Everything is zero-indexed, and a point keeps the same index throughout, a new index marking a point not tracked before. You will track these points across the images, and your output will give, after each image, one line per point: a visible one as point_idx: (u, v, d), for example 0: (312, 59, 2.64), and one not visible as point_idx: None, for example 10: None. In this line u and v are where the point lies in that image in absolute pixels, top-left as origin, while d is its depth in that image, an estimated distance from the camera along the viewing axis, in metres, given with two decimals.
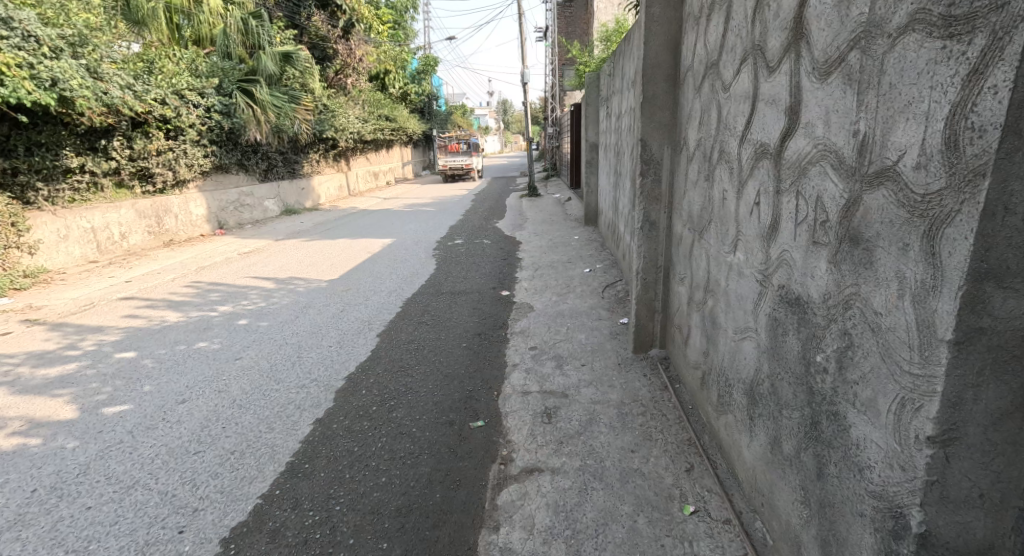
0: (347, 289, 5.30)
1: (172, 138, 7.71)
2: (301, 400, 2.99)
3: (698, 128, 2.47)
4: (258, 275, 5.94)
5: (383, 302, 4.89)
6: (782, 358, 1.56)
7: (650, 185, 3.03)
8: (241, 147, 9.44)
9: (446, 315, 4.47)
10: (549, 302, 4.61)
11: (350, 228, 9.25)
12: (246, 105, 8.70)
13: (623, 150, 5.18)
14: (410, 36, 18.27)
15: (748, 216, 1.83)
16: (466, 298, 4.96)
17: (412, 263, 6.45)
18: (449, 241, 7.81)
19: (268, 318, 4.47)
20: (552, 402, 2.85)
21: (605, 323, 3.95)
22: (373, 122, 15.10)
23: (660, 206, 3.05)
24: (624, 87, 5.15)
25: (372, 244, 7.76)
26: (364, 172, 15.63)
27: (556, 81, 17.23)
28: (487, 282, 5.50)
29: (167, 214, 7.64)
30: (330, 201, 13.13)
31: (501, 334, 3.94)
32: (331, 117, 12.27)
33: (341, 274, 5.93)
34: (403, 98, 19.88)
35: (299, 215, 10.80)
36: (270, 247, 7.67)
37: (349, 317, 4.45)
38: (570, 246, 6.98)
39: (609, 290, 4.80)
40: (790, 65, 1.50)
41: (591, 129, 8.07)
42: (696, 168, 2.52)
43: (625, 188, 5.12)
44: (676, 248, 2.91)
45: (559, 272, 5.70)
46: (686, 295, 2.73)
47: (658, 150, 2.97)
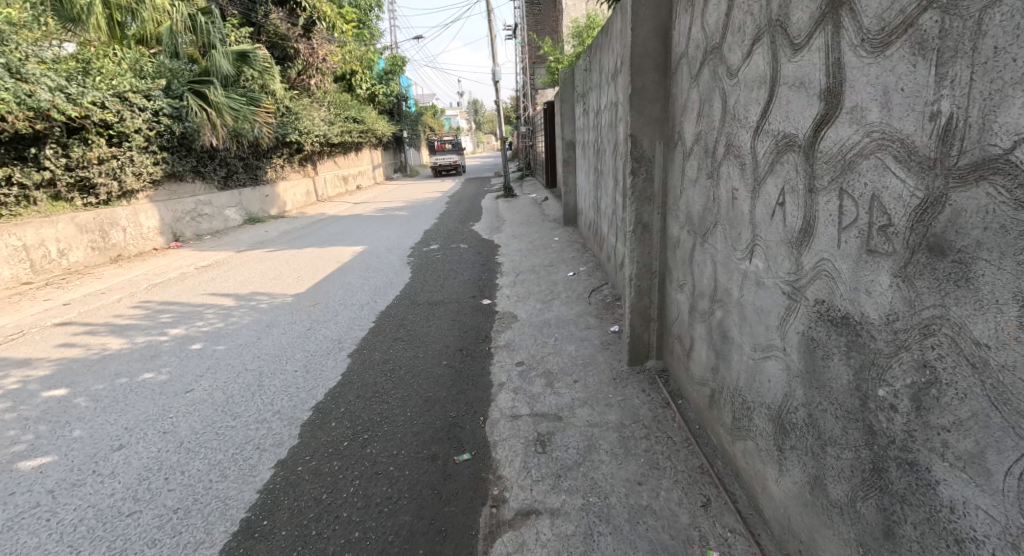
0: (315, 304, 4.95)
1: (116, 145, 7.17)
2: (261, 439, 2.70)
3: (697, 121, 2.23)
4: (217, 291, 5.54)
5: (355, 317, 4.55)
6: (822, 386, 1.32)
7: (642, 183, 2.79)
8: (196, 153, 8.92)
9: (424, 329, 4.17)
10: (532, 311, 4.36)
11: (318, 236, 8.85)
12: (200, 108, 8.20)
13: (605, 148, 4.95)
14: (375, 35, 17.80)
15: (769, 220, 1.58)
16: (444, 309, 4.67)
17: (385, 273, 6.11)
18: (424, 247, 7.48)
19: (227, 341, 4.11)
20: (545, 427, 2.60)
21: (594, 332, 3.72)
22: (340, 125, 14.62)
23: (653, 207, 2.82)
24: (603, 81, 4.92)
25: (342, 253, 7.38)
26: (332, 177, 15.12)
27: (527, 80, 17.05)
28: (466, 291, 5.21)
29: (114, 227, 7.12)
30: (297, 208, 12.65)
31: (484, 349, 3.67)
32: (293, 121, 11.78)
33: (308, 287, 5.55)
34: (370, 100, 19.44)
35: (263, 224, 10.30)
36: (231, 260, 7.24)
37: (318, 336, 4.11)
38: (550, 249, 6.75)
39: (596, 295, 4.56)
40: (823, 41, 1.24)
41: (567, 127, 7.83)
42: (696, 164, 2.28)
43: (608, 187, 4.89)
44: (674, 252, 2.68)
45: (541, 277, 5.44)
46: (687, 304, 2.50)
47: (650, 146, 2.73)
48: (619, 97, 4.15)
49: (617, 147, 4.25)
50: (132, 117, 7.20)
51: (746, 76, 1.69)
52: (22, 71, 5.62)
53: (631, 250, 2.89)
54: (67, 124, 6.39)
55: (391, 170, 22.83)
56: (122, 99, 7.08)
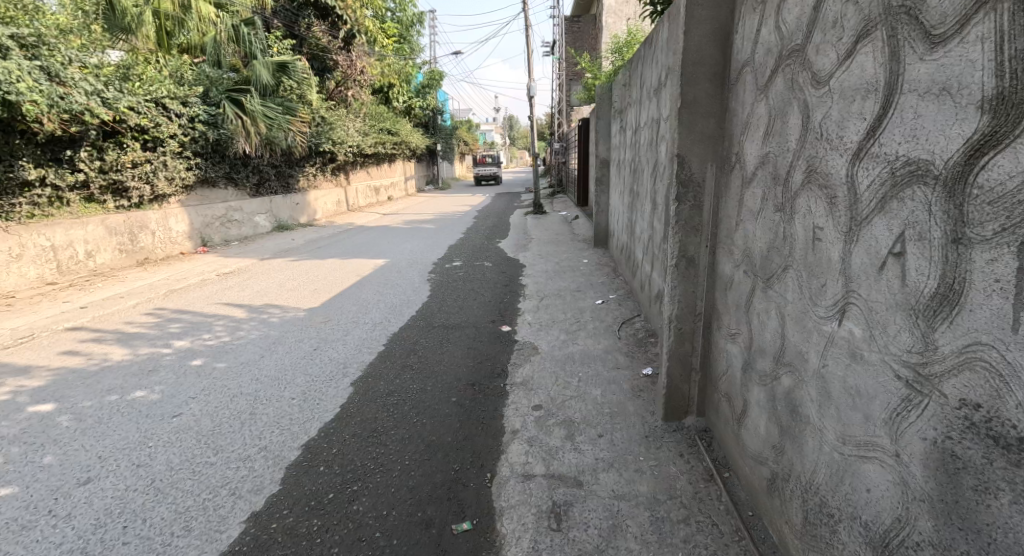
0: (326, 321, 4.65)
1: (151, 150, 7.13)
2: (239, 483, 2.34)
3: (762, 142, 1.85)
4: (231, 300, 5.31)
5: (365, 338, 4.23)
6: (976, 530, 0.92)
7: (689, 210, 2.39)
8: (229, 160, 8.88)
9: (436, 358, 3.81)
10: (555, 343, 3.96)
11: (343, 247, 8.67)
12: (236, 117, 8.06)
13: (643, 168, 4.57)
14: (415, 49, 17.84)
15: (873, 275, 1.18)
16: (461, 335, 4.30)
17: (404, 290, 5.79)
18: (447, 263, 7.17)
19: (228, 358, 3.69)
20: (562, 493, 2.21)
21: (623, 373, 3.31)
22: (374, 136, 14.58)
23: (699, 239, 2.43)
24: (644, 96, 4.54)
25: (364, 265, 7.13)
26: (364, 187, 15.08)
27: (563, 96, 16.82)
28: (486, 315, 4.84)
29: (143, 230, 7.06)
30: (327, 216, 12.59)
31: (500, 386, 3.28)
32: (328, 130, 11.71)
33: (322, 301, 5.28)
34: (406, 112, 19.50)
35: (291, 231, 10.20)
36: (252, 268, 7.07)
37: (322, 357, 3.78)
38: (578, 272, 6.36)
39: (626, 330, 4.15)
40: (989, 28, 0.87)
41: (602, 145, 7.45)
42: (758, 193, 1.89)
43: (644, 211, 4.49)
44: (724, 294, 2.28)
45: (567, 304, 5.03)
46: (740, 360, 2.09)
47: (699, 169, 2.35)
48: (662, 113, 3.76)
49: (657, 167, 3.86)
50: (167, 123, 7.14)
51: (842, 85, 1.31)
52: (62, 74, 5.50)
53: (670, 288, 2.49)
54: (102, 127, 6.33)
55: (423, 181, 22.81)
56: (158, 104, 7.00)
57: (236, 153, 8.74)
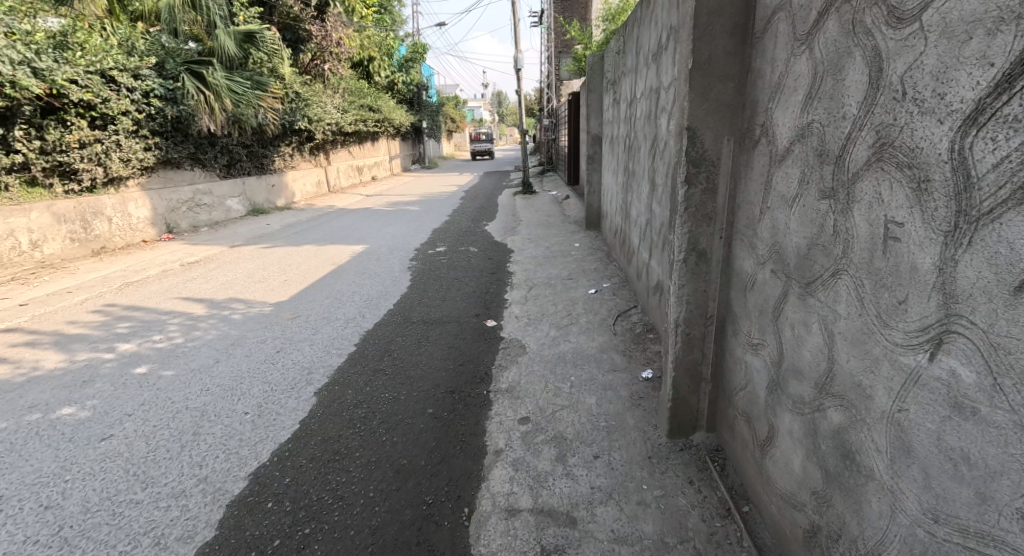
0: (293, 319, 4.25)
1: (101, 129, 6.55)
2: (165, 529, 1.94)
3: (800, 107, 1.46)
4: (190, 294, 4.89)
5: (334, 339, 3.84)
6: None
7: (702, 193, 2.00)
8: (194, 139, 8.28)
9: (412, 361, 3.44)
10: (544, 341, 3.60)
11: (321, 231, 8.19)
12: (197, 91, 7.51)
13: (640, 144, 4.16)
14: (397, 22, 17.07)
15: (1013, 303, 0.83)
16: (441, 333, 3.92)
17: (382, 279, 5.38)
18: (430, 249, 6.75)
19: (176, 365, 3.33)
20: (552, 534, 1.86)
21: (620, 377, 2.96)
22: (354, 113, 13.94)
23: (713, 228, 2.04)
24: (641, 64, 4.12)
25: (341, 252, 6.68)
26: (346, 167, 14.49)
27: (552, 71, 16.28)
28: (470, 308, 4.46)
29: (98, 216, 6.53)
30: (305, 198, 12.01)
31: (483, 395, 2.92)
32: (303, 107, 11.09)
33: (292, 294, 4.86)
34: (390, 88, 18.79)
35: (267, 216, 9.68)
36: (221, 256, 6.59)
37: (285, 364, 3.40)
38: (569, 257, 5.98)
39: (621, 325, 3.79)
40: None
41: (593, 120, 7.00)
42: (795, 174, 1.51)
43: (642, 193, 4.09)
44: (743, 295, 1.91)
45: (558, 295, 4.66)
46: (764, 377, 1.73)
47: (713, 144, 1.96)
48: (663, 83, 3.34)
49: (659, 143, 3.45)
50: (117, 98, 6.56)
51: (960, 16, 0.92)
52: None
53: (677, 287, 2.11)
54: (38, 103, 5.79)
55: (409, 161, 22.14)
56: (105, 77, 6.42)
57: (200, 132, 8.17)
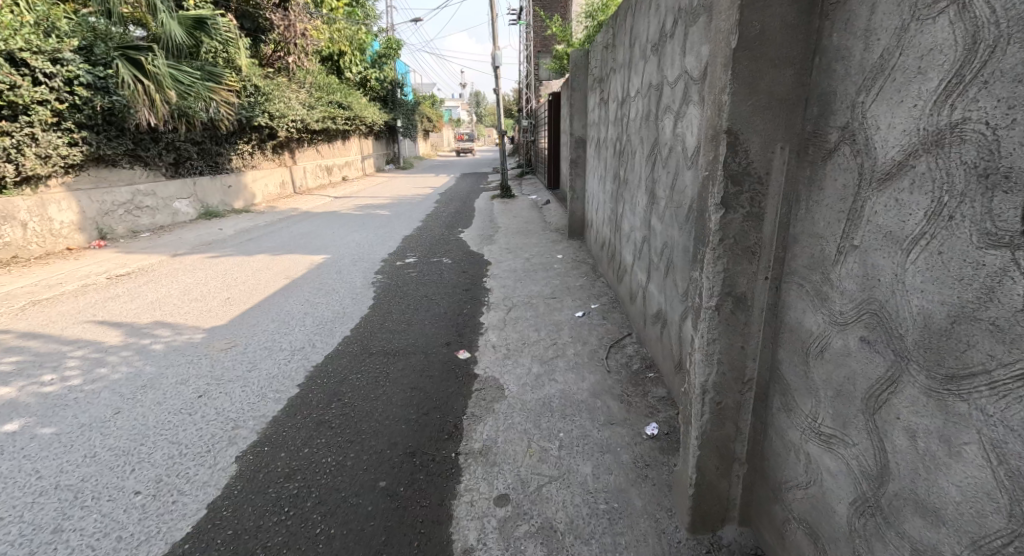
0: (229, 351, 3.61)
1: (11, 121, 5.79)
2: None
3: (932, 101, 0.96)
4: (106, 316, 4.29)
5: (270, 378, 3.24)
6: None
7: (743, 220, 1.48)
8: (133, 134, 7.50)
9: (366, 410, 2.86)
10: (526, 382, 3.07)
11: (278, 239, 7.46)
12: (134, 80, 6.78)
13: (637, 149, 3.64)
14: (370, 16, 16.36)
15: None
16: (403, 370, 3.34)
17: (341, 297, 4.76)
18: (398, 259, 6.16)
19: (58, 420, 2.78)
20: None
21: (620, 434, 2.44)
22: (322, 110, 13.18)
23: (756, 267, 1.51)
24: (637, 58, 3.60)
25: (298, 263, 6.03)
26: (313, 167, 13.71)
27: (531, 69, 15.80)
28: (438, 335, 3.90)
29: (7, 222, 5.78)
30: (268, 200, 11.25)
31: (449, 461, 2.37)
32: (263, 102, 10.31)
33: (229, 317, 4.24)
34: (362, 85, 18.07)
35: (221, 220, 8.92)
36: (159, 267, 5.91)
37: (203, 413, 2.84)
38: (551, 271, 5.46)
39: (616, 361, 3.28)
40: None
41: (577, 121, 6.49)
42: (919, 205, 0.99)
43: (639, 207, 3.57)
44: (800, 364, 1.39)
45: (540, 319, 4.13)
46: (848, 489, 1.22)
47: (761, 154, 1.43)
48: (668, 79, 2.82)
49: (664, 150, 2.93)
50: (30, 85, 5.79)
51: None
52: None
53: (706, 343, 1.58)
54: None
55: (383, 160, 21.39)
56: (12, 60, 5.64)
57: (139, 126, 7.39)
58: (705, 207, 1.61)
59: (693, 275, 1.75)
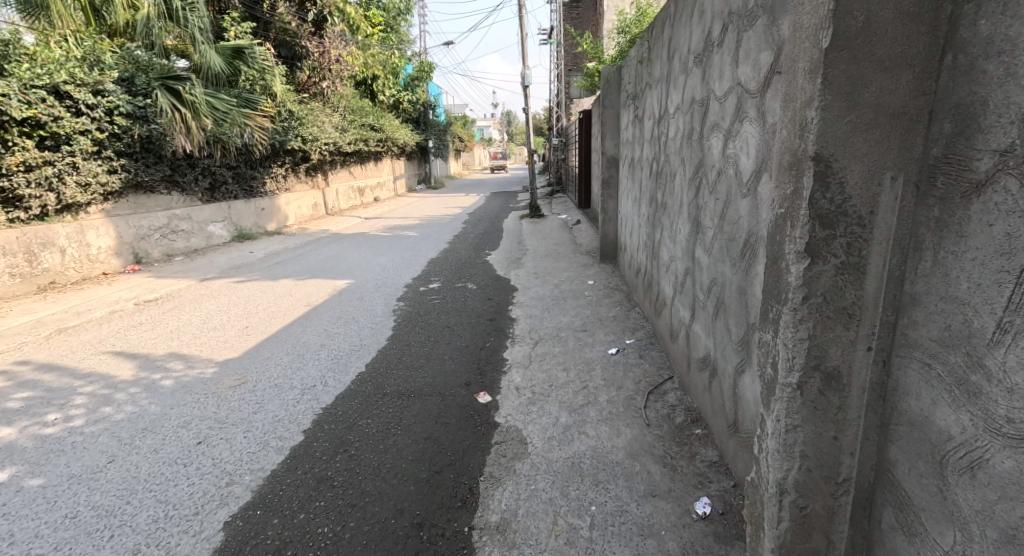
0: (237, 389, 3.25)
1: (53, 151, 5.79)
2: None
3: None
4: (122, 345, 4.10)
5: (275, 422, 2.89)
6: None
7: (836, 272, 1.13)
8: (170, 160, 7.52)
9: (374, 465, 2.53)
10: (553, 436, 2.71)
11: (306, 262, 7.31)
12: (173, 108, 6.76)
13: (677, 171, 3.29)
14: (404, 41, 16.57)
15: None
16: (416, 415, 3.01)
17: (360, 327, 4.50)
18: (422, 285, 5.90)
19: (48, 471, 2.47)
20: None
21: (663, 510, 2.11)
22: (354, 132, 13.24)
23: (854, 332, 1.15)
24: (677, 71, 3.27)
25: (321, 288, 5.84)
26: (345, 188, 13.81)
27: (562, 88, 15.66)
28: (457, 374, 3.58)
29: (46, 247, 5.77)
30: (300, 222, 11.28)
31: (461, 538, 2.05)
32: (297, 126, 10.36)
33: (244, 349, 3.91)
34: (395, 107, 18.25)
35: (253, 242, 8.92)
36: (186, 292, 5.77)
37: (198, 464, 2.49)
38: (582, 299, 5.11)
39: (656, 412, 2.90)
40: None
41: (609, 140, 6.16)
42: None
43: (680, 235, 3.21)
44: (933, 460, 1.06)
45: (570, 356, 3.76)
46: None
47: (862, 186, 1.09)
48: (716, 92, 2.47)
49: (710, 174, 2.58)
50: (71, 117, 5.81)
51: None
52: None
53: (778, 435, 1.25)
54: None
55: (414, 180, 21.50)
56: (55, 92, 5.67)
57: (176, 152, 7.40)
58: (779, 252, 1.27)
59: (761, 336, 1.39)
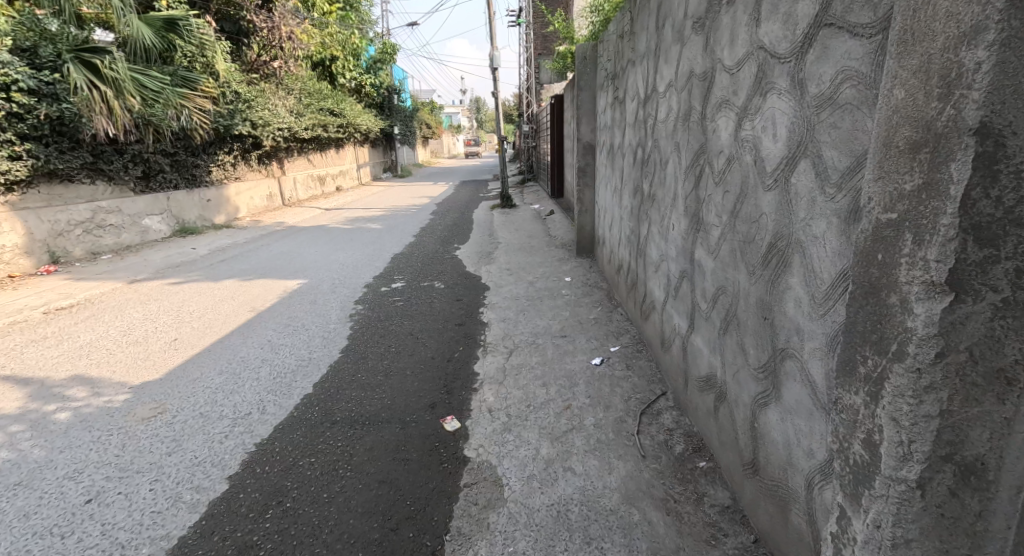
0: (150, 422, 2.73)
1: None
2: None
3: None
4: (19, 364, 3.49)
5: (192, 466, 2.35)
6: None
7: (994, 316, 0.85)
8: (91, 145, 6.74)
9: (312, 523, 2.03)
10: (532, 474, 2.29)
11: (254, 259, 6.66)
12: (90, 87, 6.00)
13: (669, 158, 2.89)
14: (365, 21, 15.72)
15: None
16: (370, 450, 2.54)
17: (311, 337, 3.98)
18: (383, 285, 5.37)
19: None
20: None
21: None
22: (310, 117, 12.44)
23: (1011, 406, 0.85)
24: (669, 43, 2.85)
25: (269, 289, 5.26)
26: (303, 177, 13.01)
27: (532, 73, 15.12)
28: (420, 393, 3.12)
29: None
30: (252, 214, 10.51)
31: None
32: (245, 109, 9.56)
33: (166, 368, 3.38)
34: (357, 91, 17.38)
35: (196, 237, 8.18)
36: (110, 296, 5.13)
37: (81, 535, 1.96)
38: (560, 298, 4.69)
39: (651, 438, 2.52)
40: None
41: (586, 125, 5.74)
42: None
43: (674, 232, 2.82)
44: None
45: (549, 368, 3.33)
46: None
47: None
48: (724, 62, 2.07)
49: (716, 161, 2.18)
50: None
51: None
52: None
53: (877, 550, 1.01)
54: None
55: (379, 168, 20.64)
56: None
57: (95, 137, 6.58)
58: (896, 282, 0.95)
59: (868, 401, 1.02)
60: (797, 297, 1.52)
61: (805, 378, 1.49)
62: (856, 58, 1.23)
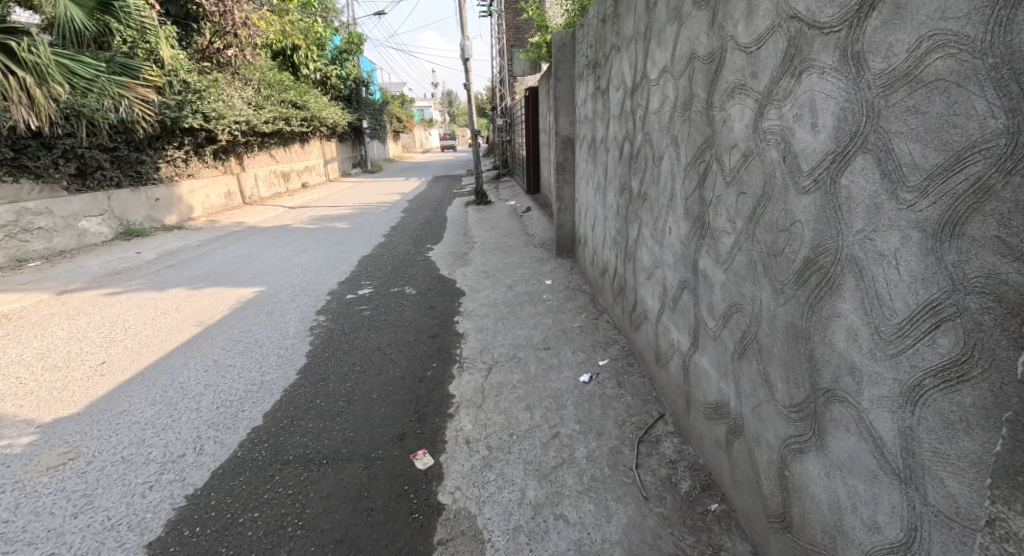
0: (54, 475, 2.44)
1: None
2: None
3: None
4: None
5: (103, 531, 2.09)
6: None
7: None
8: (11, 138, 6.19)
9: None
10: (519, 527, 1.97)
11: (207, 264, 6.18)
12: (5, 73, 5.28)
13: (665, 152, 2.57)
14: (329, 9, 15.05)
15: None
16: (327, 499, 2.19)
17: (263, 355, 3.57)
18: (349, 291, 4.96)
19: None
20: None
21: None
22: (270, 110, 11.80)
23: None
24: (663, 23, 2.53)
25: (220, 299, 4.81)
26: (265, 174, 12.37)
27: (505, 64, 14.68)
28: (386, 421, 2.76)
29: None
30: (208, 213, 9.89)
31: None
32: (194, 100, 8.91)
33: (84, 402, 3.05)
34: (322, 83, 16.68)
35: (144, 239, 7.61)
36: (36, 309, 4.64)
37: None
38: (541, 304, 4.35)
39: (652, 473, 2.21)
40: None
41: (565, 117, 5.40)
42: None
43: (671, 236, 2.50)
44: None
45: (533, 388, 2.99)
46: None
47: None
48: (737, 39, 1.75)
49: (727, 158, 1.86)
50: None
51: None
52: None
53: None
54: None
55: (348, 163, 19.93)
56: None
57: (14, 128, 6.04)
58: None
59: None
60: (850, 328, 1.20)
61: (863, 431, 1.17)
62: (955, 17, 0.92)
